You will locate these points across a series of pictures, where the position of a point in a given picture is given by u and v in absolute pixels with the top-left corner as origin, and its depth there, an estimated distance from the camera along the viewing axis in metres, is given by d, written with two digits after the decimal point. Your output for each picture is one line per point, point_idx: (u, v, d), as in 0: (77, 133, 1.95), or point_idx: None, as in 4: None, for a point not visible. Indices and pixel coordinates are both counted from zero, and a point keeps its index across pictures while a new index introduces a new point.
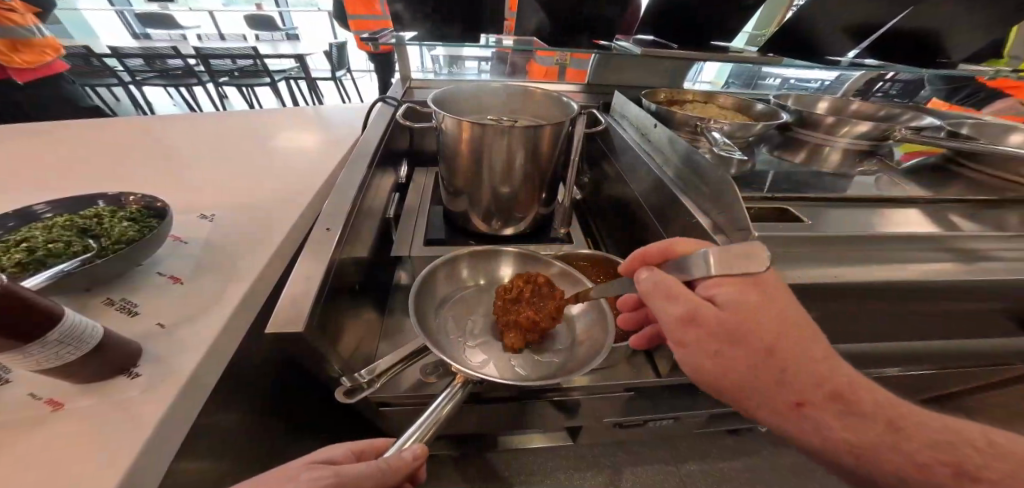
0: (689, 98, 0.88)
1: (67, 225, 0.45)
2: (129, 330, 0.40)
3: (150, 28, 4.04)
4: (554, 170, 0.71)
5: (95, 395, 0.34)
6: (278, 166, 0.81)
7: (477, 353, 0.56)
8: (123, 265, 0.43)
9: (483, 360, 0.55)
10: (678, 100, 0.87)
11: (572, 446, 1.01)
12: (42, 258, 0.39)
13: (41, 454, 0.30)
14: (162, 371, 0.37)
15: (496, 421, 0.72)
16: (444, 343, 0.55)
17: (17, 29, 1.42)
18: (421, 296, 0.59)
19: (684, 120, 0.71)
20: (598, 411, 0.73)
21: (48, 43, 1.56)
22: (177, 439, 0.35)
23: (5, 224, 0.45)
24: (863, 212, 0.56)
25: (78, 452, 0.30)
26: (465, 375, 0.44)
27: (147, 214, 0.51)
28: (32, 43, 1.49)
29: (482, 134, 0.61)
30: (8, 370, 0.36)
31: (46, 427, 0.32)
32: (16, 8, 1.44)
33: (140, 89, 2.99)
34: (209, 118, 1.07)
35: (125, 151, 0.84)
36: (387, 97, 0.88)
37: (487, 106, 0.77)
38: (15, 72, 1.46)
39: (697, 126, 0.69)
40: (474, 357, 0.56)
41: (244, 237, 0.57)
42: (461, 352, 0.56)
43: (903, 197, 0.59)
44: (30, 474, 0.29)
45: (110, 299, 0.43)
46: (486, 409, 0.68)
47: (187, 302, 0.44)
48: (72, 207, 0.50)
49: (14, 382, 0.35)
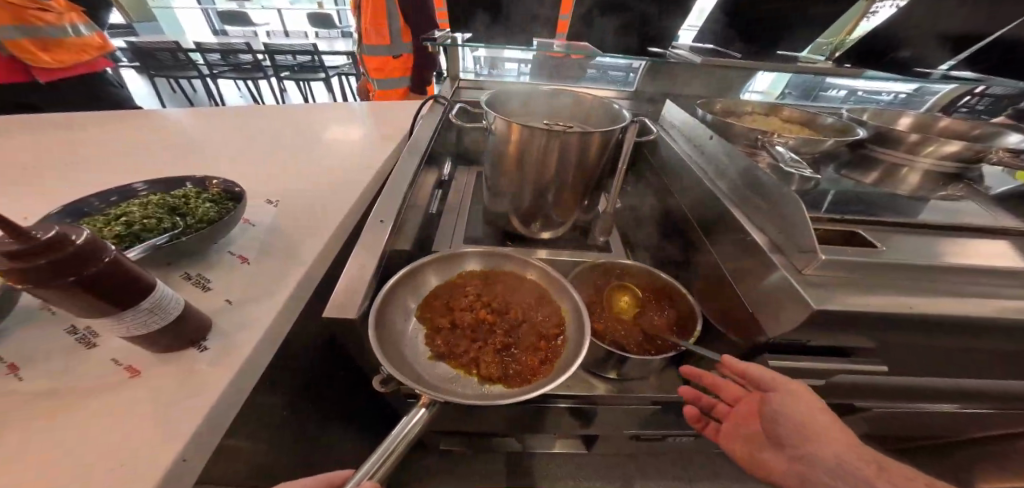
0: (750, 109, 0.83)
1: (160, 203, 0.50)
2: (202, 303, 0.44)
3: (225, 26, 4.39)
4: (599, 176, 0.69)
5: (169, 363, 0.38)
6: (331, 159, 0.86)
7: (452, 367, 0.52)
8: (202, 242, 0.47)
9: (457, 375, 0.51)
10: (737, 110, 0.83)
11: (591, 458, 0.99)
12: (136, 234, 0.45)
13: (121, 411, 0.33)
14: (227, 346, 0.40)
15: (518, 422, 0.72)
16: (411, 354, 0.51)
17: (46, 30, 1.15)
18: (398, 301, 0.56)
19: (744, 133, 0.67)
20: (620, 422, 0.70)
21: (90, 42, 1.28)
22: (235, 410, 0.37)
23: (109, 199, 0.51)
24: (954, 243, 0.50)
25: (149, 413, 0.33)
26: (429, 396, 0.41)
27: (225, 197, 0.56)
28: (69, 42, 1.22)
29: (531, 138, 0.61)
30: (96, 334, 0.39)
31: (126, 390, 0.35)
32: (53, 8, 1.16)
33: (213, 81, 3.27)
34: (274, 111, 1.15)
35: (207, 139, 0.93)
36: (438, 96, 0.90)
37: (534, 110, 0.77)
38: (39, 71, 1.17)
39: (759, 140, 0.66)
40: (443, 370, 0.51)
41: (302, 224, 0.61)
42: (428, 365, 0.51)
43: (999, 228, 0.52)
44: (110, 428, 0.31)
45: (187, 273, 0.48)
46: (511, 411, 0.68)
47: (252, 281, 0.48)
48: (165, 186, 0.56)
49: (101, 346, 0.38)
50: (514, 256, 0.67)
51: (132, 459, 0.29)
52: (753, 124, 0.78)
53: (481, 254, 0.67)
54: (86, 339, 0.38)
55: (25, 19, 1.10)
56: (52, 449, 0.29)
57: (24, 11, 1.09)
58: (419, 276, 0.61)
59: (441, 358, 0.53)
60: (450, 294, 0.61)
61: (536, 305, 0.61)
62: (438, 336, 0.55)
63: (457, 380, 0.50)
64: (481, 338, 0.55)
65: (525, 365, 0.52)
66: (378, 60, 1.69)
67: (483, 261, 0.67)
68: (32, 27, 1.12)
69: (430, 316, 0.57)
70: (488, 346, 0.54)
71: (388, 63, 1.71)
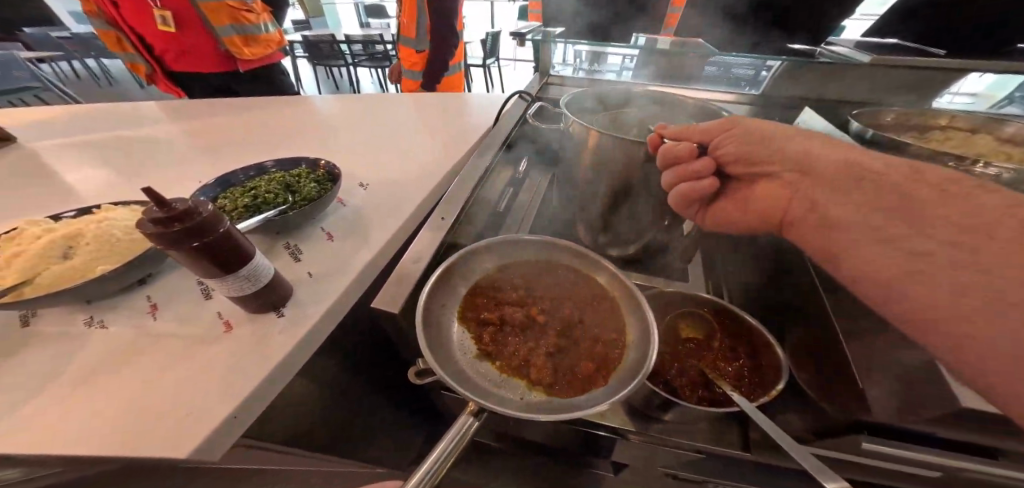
0: (941, 124, 0.60)
1: (280, 180, 0.61)
2: (289, 273, 0.52)
3: (370, 19, 5.07)
4: None
5: (252, 323, 0.45)
6: (419, 147, 0.92)
7: (499, 366, 0.49)
8: (303, 218, 0.56)
9: (504, 377, 0.47)
10: (914, 125, 0.61)
11: None
12: (258, 205, 0.55)
13: (211, 355, 0.41)
14: (294, 317, 0.46)
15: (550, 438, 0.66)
16: (456, 342, 0.50)
17: (249, 28, 1.48)
18: (451, 283, 0.55)
19: (920, 157, 0.49)
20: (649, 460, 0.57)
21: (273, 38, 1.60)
22: (288, 377, 0.42)
23: (249, 173, 0.63)
24: None
25: (226, 365, 0.40)
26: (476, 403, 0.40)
27: (327, 179, 0.64)
28: (260, 37, 1.54)
29: (608, 146, 0.54)
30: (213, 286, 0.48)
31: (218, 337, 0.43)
32: (255, 9, 1.48)
33: (353, 69, 3.85)
34: (386, 98, 1.30)
35: (331, 123, 1.10)
36: (524, 94, 0.90)
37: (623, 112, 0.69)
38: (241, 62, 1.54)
39: (947, 169, 0.47)
40: (488, 370, 0.48)
41: (383, 208, 0.67)
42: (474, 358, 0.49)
43: None
44: (200, 370, 0.39)
45: (287, 243, 0.57)
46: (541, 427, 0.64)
47: (330, 259, 0.55)
48: (286, 165, 0.67)
49: (213, 298, 0.47)
50: (575, 251, 0.61)
51: (206, 403, 0.36)
52: (943, 146, 0.56)
53: (539, 243, 0.62)
54: (206, 290, 0.47)
55: (237, 19, 1.44)
56: (160, 381, 0.37)
57: (235, 13, 1.42)
58: (473, 261, 0.58)
59: (488, 354, 0.50)
60: (499, 285, 0.59)
61: (593, 309, 0.56)
62: (489, 329, 0.52)
63: (507, 380, 0.47)
64: (531, 340, 0.51)
65: (578, 377, 0.47)
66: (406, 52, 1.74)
67: (540, 251, 0.63)
68: (241, 25, 1.46)
69: (479, 307, 0.55)
70: (539, 349, 0.50)
71: (414, 56, 1.75)
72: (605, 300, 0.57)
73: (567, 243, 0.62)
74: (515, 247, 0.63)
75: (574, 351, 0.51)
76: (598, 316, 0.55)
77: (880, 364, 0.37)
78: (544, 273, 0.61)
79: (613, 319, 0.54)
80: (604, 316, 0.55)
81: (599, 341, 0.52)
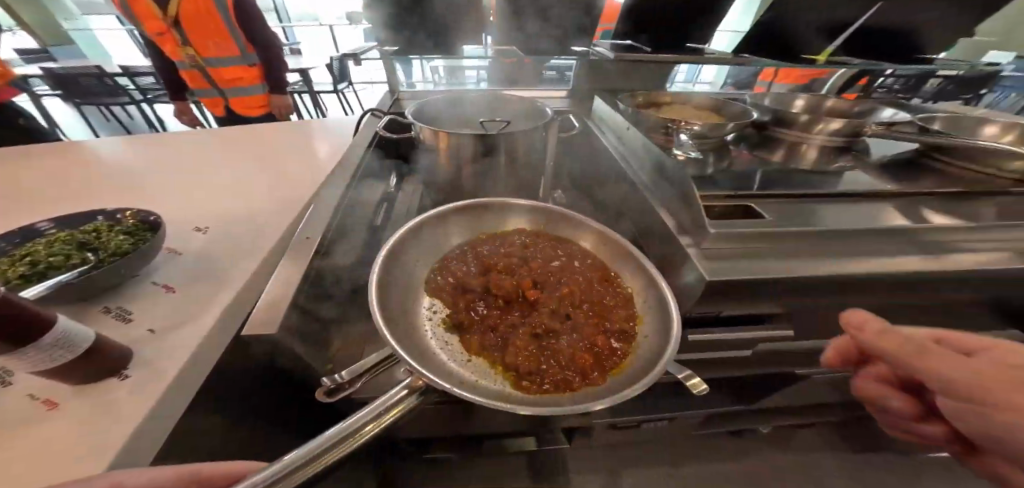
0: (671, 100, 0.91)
1: (67, 240, 0.49)
2: (122, 335, 0.43)
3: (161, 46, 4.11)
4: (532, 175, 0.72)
5: (80, 401, 0.36)
6: (265, 181, 0.84)
7: (470, 344, 0.48)
8: (120, 273, 0.46)
9: (473, 359, 0.46)
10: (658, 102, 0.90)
11: None
12: (42, 271, 0.43)
13: (17, 454, 0.32)
14: (146, 378, 0.39)
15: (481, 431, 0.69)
16: (415, 334, 0.47)
17: None
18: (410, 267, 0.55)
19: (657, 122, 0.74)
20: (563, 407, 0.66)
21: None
22: None
23: (11, 240, 0.49)
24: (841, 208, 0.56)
25: (45, 458, 0.32)
26: (421, 380, 0.31)
27: (142, 228, 0.54)
28: None
29: (458, 144, 0.62)
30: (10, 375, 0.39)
31: (23, 433, 0.33)
32: None
33: (150, 107, 3.07)
34: (203, 135, 1.11)
35: (132, 170, 0.89)
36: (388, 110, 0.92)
37: (466, 114, 0.80)
38: None
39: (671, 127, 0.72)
40: (455, 353, 0.47)
41: (235, 246, 0.61)
42: (433, 345, 0.46)
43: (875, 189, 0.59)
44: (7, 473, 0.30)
45: (105, 307, 0.47)
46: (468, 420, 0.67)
47: (177, 309, 0.48)
48: (73, 222, 0.54)
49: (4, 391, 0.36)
50: (569, 218, 0.64)
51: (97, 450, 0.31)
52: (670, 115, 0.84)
53: (527, 211, 0.65)
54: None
55: None
56: None
57: None
58: (442, 238, 0.61)
59: (459, 328, 0.50)
60: (486, 257, 0.59)
61: (589, 277, 0.57)
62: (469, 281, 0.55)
63: (469, 362, 0.46)
64: (515, 313, 0.50)
65: (553, 367, 0.44)
66: (228, 70, 1.50)
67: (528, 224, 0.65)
68: None
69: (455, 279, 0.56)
70: (524, 327, 0.48)
71: (240, 73, 1.52)
72: (601, 261, 0.59)
73: (557, 212, 0.64)
74: (495, 218, 0.65)
75: (568, 320, 0.50)
76: (596, 281, 0.56)
77: (667, 257, 0.56)
78: (535, 244, 0.62)
79: (610, 280, 0.56)
80: (603, 280, 0.56)
81: (599, 310, 0.52)
